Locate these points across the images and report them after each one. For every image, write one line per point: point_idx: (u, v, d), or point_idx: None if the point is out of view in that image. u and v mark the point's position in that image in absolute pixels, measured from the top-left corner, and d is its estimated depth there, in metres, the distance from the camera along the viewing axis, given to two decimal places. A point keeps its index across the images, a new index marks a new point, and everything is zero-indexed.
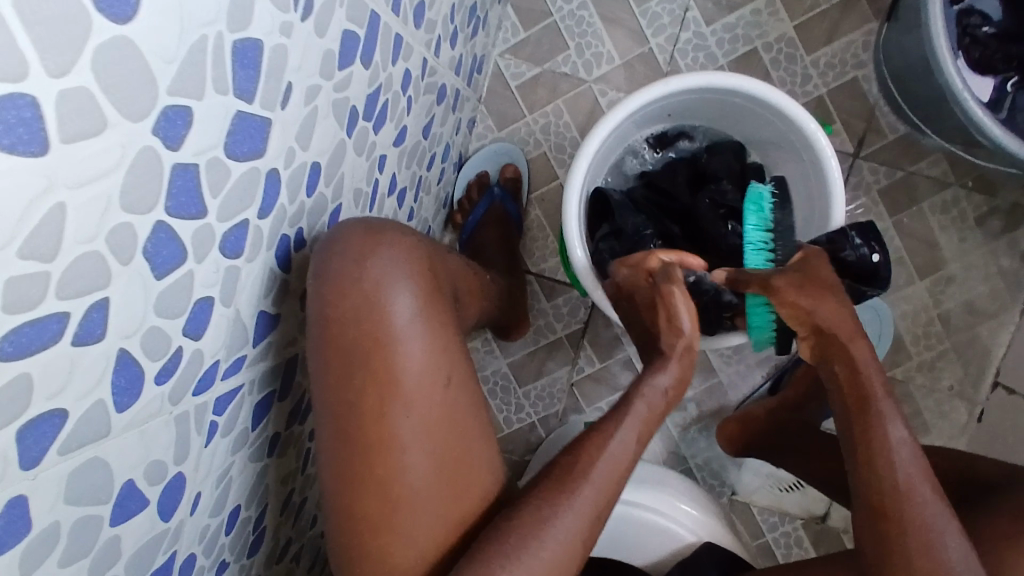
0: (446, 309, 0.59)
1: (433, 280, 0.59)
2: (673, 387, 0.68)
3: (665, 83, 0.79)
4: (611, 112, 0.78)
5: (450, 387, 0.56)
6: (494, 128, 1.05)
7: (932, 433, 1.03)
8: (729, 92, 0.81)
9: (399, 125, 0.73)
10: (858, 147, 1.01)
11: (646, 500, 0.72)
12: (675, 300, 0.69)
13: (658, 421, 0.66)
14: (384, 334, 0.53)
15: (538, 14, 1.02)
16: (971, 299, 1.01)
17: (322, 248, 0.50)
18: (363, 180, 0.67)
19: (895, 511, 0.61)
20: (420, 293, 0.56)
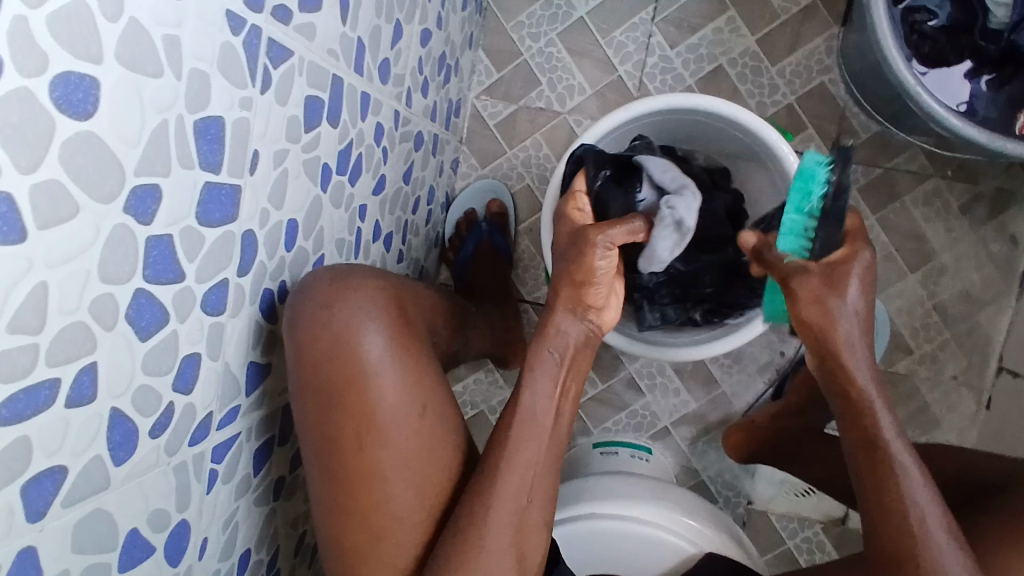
0: (417, 340, 0.62)
1: (403, 316, 0.62)
2: (583, 342, 0.66)
3: (626, 108, 0.82)
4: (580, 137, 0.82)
5: (426, 414, 0.58)
6: (478, 166, 1.09)
7: (943, 425, 1.03)
8: (692, 111, 0.84)
9: (377, 174, 0.77)
10: (833, 150, 1.02)
11: (640, 513, 0.72)
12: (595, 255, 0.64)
13: (578, 386, 0.66)
14: (358, 371, 0.56)
15: (508, 55, 1.07)
16: (966, 287, 1.01)
17: (294, 295, 0.54)
18: (343, 229, 0.71)
19: (913, 563, 0.58)
20: (391, 330, 0.59)
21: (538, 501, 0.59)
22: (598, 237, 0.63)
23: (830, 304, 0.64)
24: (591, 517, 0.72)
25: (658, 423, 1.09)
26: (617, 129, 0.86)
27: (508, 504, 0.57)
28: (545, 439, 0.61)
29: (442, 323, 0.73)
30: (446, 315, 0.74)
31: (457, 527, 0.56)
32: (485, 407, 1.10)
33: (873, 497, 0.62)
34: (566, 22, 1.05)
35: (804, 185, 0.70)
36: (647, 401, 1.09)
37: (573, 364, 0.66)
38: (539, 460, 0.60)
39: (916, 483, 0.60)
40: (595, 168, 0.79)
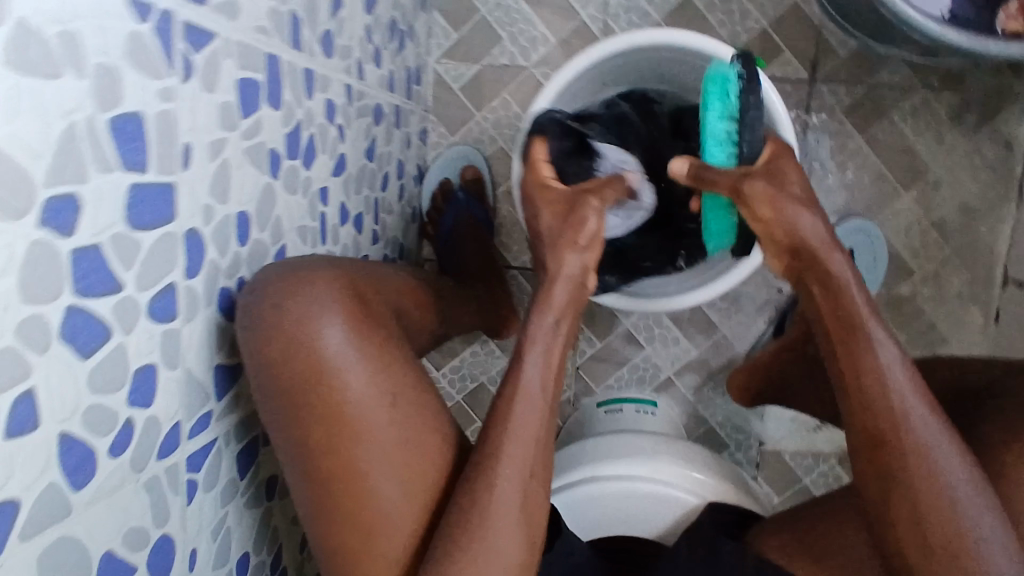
0: (379, 325, 0.59)
1: (361, 300, 0.59)
2: (562, 319, 0.66)
3: (580, 58, 0.79)
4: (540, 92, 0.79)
5: (398, 399, 0.57)
6: (448, 134, 1.05)
7: (951, 343, 1.00)
8: (653, 48, 0.80)
9: (335, 154, 0.74)
10: (813, 72, 0.97)
11: (640, 472, 0.70)
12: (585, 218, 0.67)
13: (562, 360, 0.66)
14: (321, 365, 0.53)
15: (464, 13, 1.02)
16: (964, 200, 0.97)
17: (247, 299, 0.52)
18: (305, 215, 0.68)
19: (895, 446, 0.57)
20: (349, 318, 0.56)
21: (538, 469, 0.59)
22: (594, 200, 0.69)
23: (784, 196, 0.63)
24: (592, 481, 0.70)
25: (661, 373, 1.07)
26: (577, 79, 0.82)
27: (510, 476, 0.57)
28: (536, 410, 0.61)
29: (413, 302, 0.70)
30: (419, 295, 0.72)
31: (460, 506, 0.56)
32: (486, 379, 1.10)
33: (849, 379, 0.60)
34: None
35: (717, 94, 0.72)
36: (647, 354, 1.07)
37: (550, 340, 0.64)
38: (528, 427, 0.60)
39: (901, 390, 0.58)
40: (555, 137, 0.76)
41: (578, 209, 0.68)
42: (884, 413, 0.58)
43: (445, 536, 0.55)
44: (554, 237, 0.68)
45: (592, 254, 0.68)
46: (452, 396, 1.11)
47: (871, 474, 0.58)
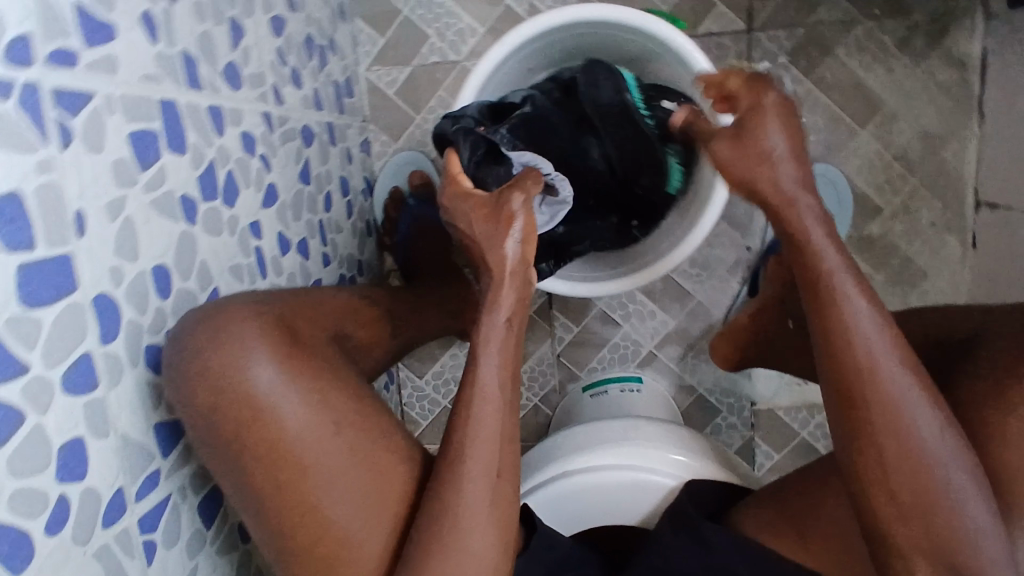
0: (314, 353, 0.58)
1: (293, 331, 0.58)
2: (513, 316, 0.64)
3: (489, 55, 0.75)
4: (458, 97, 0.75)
5: (343, 424, 0.56)
6: (391, 141, 1.03)
7: (932, 276, 0.97)
8: (567, 29, 0.76)
9: (261, 186, 0.73)
10: (749, 21, 0.94)
11: (610, 461, 0.69)
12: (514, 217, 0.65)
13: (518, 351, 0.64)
14: (255, 406, 0.52)
15: (387, 16, 0.99)
16: (924, 128, 0.94)
17: (171, 352, 0.50)
18: (236, 253, 0.67)
19: (860, 398, 0.55)
20: (280, 352, 0.55)
21: (506, 473, 0.59)
22: (519, 194, 0.66)
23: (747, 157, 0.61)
24: (563, 477, 0.69)
25: (642, 349, 1.05)
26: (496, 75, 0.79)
27: (475, 488, 0.56)
28: (495, 412, 0.59)
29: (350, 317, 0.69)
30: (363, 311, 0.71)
31: (428, 525, 0.56)
32: None
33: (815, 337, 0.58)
34: None
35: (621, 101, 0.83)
36: (625, 331, 1.05)
37: (499, 342, 0.63)
38: (489, 434, 0.59)
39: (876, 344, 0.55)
40: (469, 146, 0.73)
41: (504, 205, 0.66)
42: (858, 370, 0.55)
43: (414, 553, 0.55)
44: (487, 239, 0.66)
45: (529, 246, 0.66)
46: (439, 402, 1.11)
47: (841, 431, 0.56)
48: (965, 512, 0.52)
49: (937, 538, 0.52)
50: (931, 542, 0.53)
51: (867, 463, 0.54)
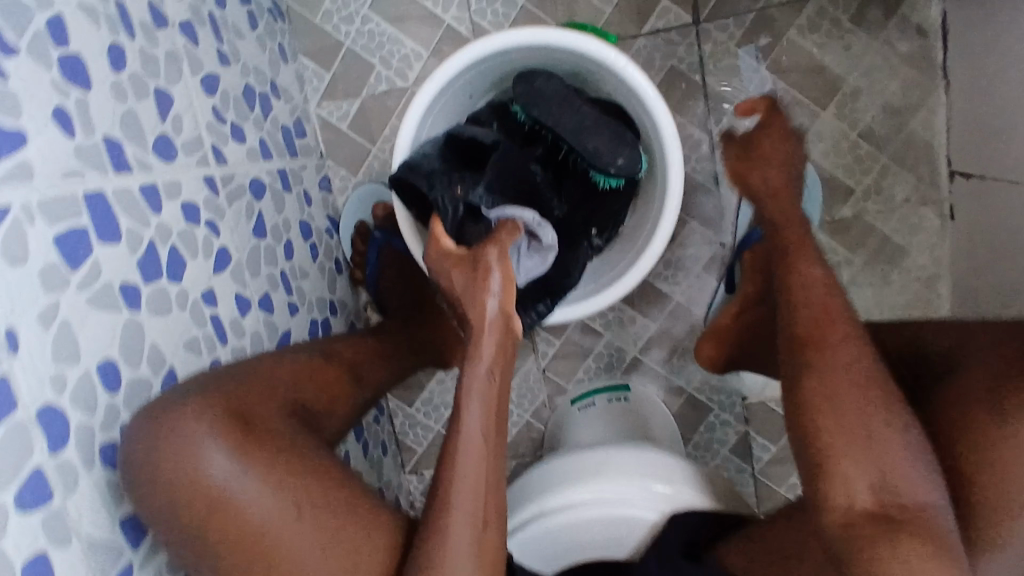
0: (266, 432, 0.58)
1: (243, 414, 0.59)
2: (496, 365, 0.64)
3: (420, 98, 0.71)
4: (395, 146, 0.72)
5: (304, 509, 0.55)
6: (350, 174, 1.02)
7: (912, 252, 0.94)
8: (500, 54, 0.73)
9: (211, 252, 0.72)
10: (696, 13, 0.91)
11: (590, 511, 0.66)
12: (493, 273, 0.65)
13: (502, 398, 0.64)
14: (211, 496, 0.53)
15: (330, 49, 0.98)
16: (887, 102, 0.91)
17: (163, 403, 0.56)
18: (190, 327, 0.66)
19: (817, 341, 0.62)
20: (229, 438, 0.55)
21: (493, 521, 0.58)
22: (493, 248, 0.66)
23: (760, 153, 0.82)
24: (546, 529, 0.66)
25: (627, 355, 1.04)
26: (431, 115, 0.75)
27: (461, 525, 0.56)
28: (475, 460, 0.59)
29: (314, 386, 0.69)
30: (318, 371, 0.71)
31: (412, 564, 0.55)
32: None
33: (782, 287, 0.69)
34: None
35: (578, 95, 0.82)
36: (608, 339, 1.04)
37: (482, 393, 0.62)
38: (473, 482, 0.58)
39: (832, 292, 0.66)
40: (449, 209, 0.70)
41: (481, 260, 0.66)
42: (818, 309, 0.65)
43: None
44: (465, 296, 0.66)
45: (509, 297, 0.66)
46: (432, 427, 1.12)
47: (797, 370, 0.62)
48: (909, 441, 0.55)
49: (878, 464, 0.55)
50: (872, 467, 0.55)
51: (813, 391, 0.60)
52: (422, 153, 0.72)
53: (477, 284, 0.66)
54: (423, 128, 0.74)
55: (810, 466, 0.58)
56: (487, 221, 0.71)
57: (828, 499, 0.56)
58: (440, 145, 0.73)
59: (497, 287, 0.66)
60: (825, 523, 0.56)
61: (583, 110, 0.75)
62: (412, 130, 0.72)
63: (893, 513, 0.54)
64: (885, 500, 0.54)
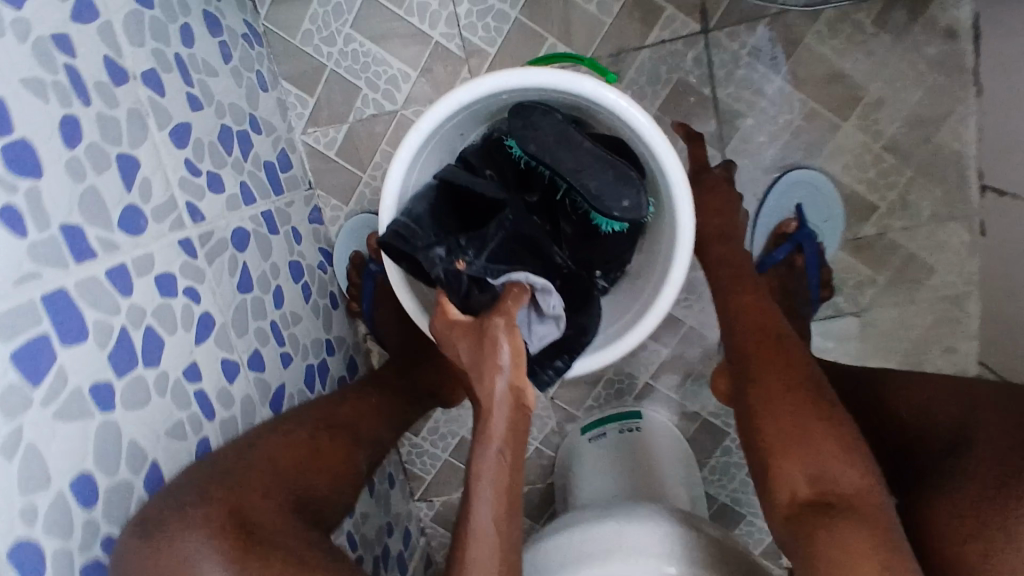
0: (266, 538, 0.54)
1: (244, 520, 0.55)
2: (507, 445, 0.60)
3: (404, 151, 0.65)
4: (379, 205, 0.66)
5: None
6: (342, 204, 0.96)
7: (939, 271, 0.88)
8: (490, 97, 0.66)
9: (193, 321, 0.68)
10: (704, 20, 0.82)
11: None
12: (499, 345, 0.58)
13: (517, 475, 0.60)
14: None
15: (312, 73, 0.91)
16: (912, 112, 0.83)
17: (161, 508, 0.53)
18: (172, 411, 0.63)
19: (763, 354, 0.69)
20: (229, 551, 0.51)
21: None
22: (500, 318, 0.59)
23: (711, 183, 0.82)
24: None
25: (638, 381, 1.00)
26: (417, 165, 0.69)
27: None
28: (494, 545, 0.56)
29: (315, 469, 0.64)
30: (328, 454, 0.66)
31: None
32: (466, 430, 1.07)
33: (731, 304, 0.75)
34: (354, 9, 0.88)
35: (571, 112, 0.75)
36: (618, 365, 1.00)
37: (493, 478, 0.58)
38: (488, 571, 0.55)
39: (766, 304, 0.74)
40: (449, 280, 0.65)
41: (487, 332, 0.59)
42: (759, 328, 0.72)
43: None
44: (472, 371, 0.60)
45: (520, 371, 0.59)
46: (439, 454, 1.08)
47: (743, 384, 0.69)
48: (840, 434, 0.61)
49: (813, 457, 0.60)
50: (807, 460, 0.61)
51: (758, 399, 0.66)
52: (410, 211, 0.67)
53: (483, 358, 0.59)
54: (409, 181, 0.68)
55: (761, 474, 0.64)
56: (493, 288, 0.65)
57: (777, 499, 0.62)
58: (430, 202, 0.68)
59: (507, 362, 0.58)
60: (777, 519, 0.61)
61: (584, 148, 0.69)
62: (397, 184, 0.66)
63: (831, 501, 0.58)
64: (818, 492, 0.59)
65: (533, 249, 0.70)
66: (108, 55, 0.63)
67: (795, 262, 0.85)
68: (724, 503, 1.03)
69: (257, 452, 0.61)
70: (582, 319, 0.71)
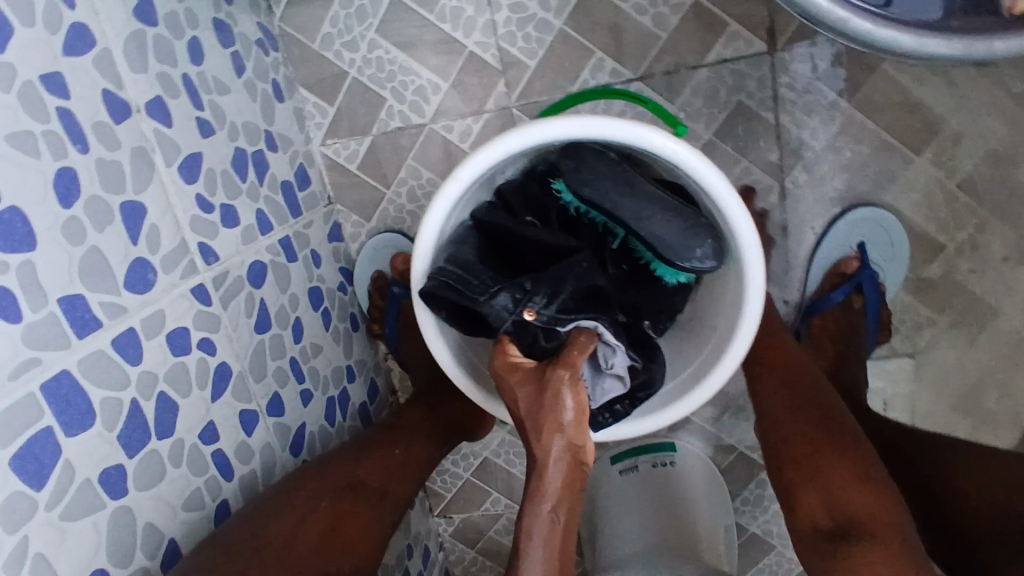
0: None
1: None
2: (560, 505, 0.54)
3: (446, 192, 0.58)
4: (415, 251, 0.60)
5: None
6: (363, 221, 0.91)
7: (1005, 313, 0.83)
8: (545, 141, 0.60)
9: (209, 376, 0.63)
10: (772, 41, 0.78)
11: None
12: (561, 392, 0.53)
13: (567, 540, 0.54)
14: None
15: (333, 80, 0.84)
16: (991, 147, 0.78)
17: None
18: (189, 481, 0.59)
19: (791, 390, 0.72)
20: None
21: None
22: (565, 371, 0.53)
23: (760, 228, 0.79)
24: None
25: None
26: (457, 206, 0.63)
27: None
28: None
29: (340, 545, 0.60)
30: (338, 519, 0.61)
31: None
32: (489, 454, 1.03)
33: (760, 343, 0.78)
34: (380, 12, 0.81)
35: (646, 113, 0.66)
36: None
37: (545, 539, 0.53)
38: None
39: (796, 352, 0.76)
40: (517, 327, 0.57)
41: (549, 383, 0.53)
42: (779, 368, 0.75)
43: None
44: (530, 426, 0.54)
45: (582, 427, 0.54)
46: (460, 474, 1.05)
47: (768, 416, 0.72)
48: (859, 468, 0.62)
49: (835, 487, 0.61)
50: (827, 490, 0.62)
51: (779, 432, 0.69)
52: (454, 258, 0.61)
53: (545, 413, 0.53)
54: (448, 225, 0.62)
55: (786, 507, 0.65)
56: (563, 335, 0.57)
57: (800, 526, 0.62)
58: (476, 249, 0.62)
59: (570, 417, 0.53)
60: (800, 548, 0.62)
61: (647, 193, 0.62)
62: (436, 229, 0.60)
63: (849, 530, 0.58)
64: (832, 520, 0.60)
65: (598, 293, 0.61)
66: (108, 89, 0.57)
67: (853, 303, 0.81)
68: (755, 534, 1.00)
69: (274, 531, 0.56)
70: (651, 367, 0.63)
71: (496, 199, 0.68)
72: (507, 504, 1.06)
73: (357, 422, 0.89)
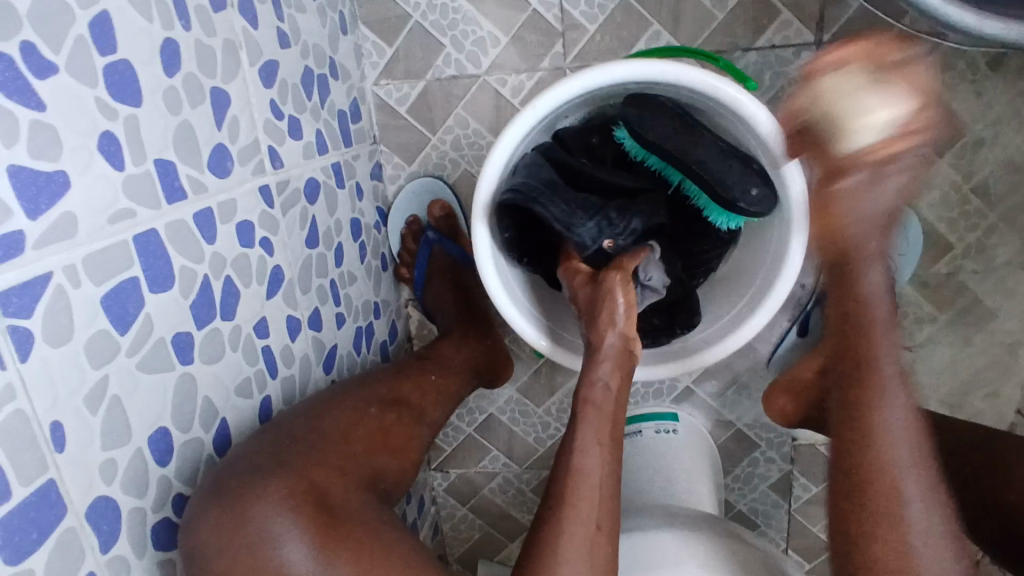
0: (344, 504, 0.53)
1: (320, 495, 0.52)
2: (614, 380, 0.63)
3: (520, 122, 0.64)
4: (483, 170, 0.65)
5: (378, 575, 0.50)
6: (404, 164, 0.93)
7: (1002, 315, 0.92)
8: (619, 83, 0.66)
9: (266, 274, 0.65)
10: (819, 30, 0.83)
11: None
12: (615, 287, 0.64)
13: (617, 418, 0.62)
14: None
15: (395, 21, 0.87)
16: (1010, 157, 0.85)
17: (238, 475, 0.50)
18: (242, 367, 0.60)
19: (871, 483, 0.61)
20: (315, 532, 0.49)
21: (607, 531, 0.56)
22: (617, 274, 0.65)
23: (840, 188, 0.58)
24: None
25: (679, 385, 1.00)
26: (525, 139, 0.69)
27: (576, 523, 0.55)
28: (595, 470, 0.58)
29: (384, 450, 0.63)
30: (382, 429, 0.64)
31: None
32: (494, 410, 1.05)
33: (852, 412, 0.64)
34: None
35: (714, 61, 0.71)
36: None
37: (598, 406, 0.62)
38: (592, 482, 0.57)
39: (898, 443, 0.62)
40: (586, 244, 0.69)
41: (605, 283, 0.65)
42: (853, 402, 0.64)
43: None
44: (589, 319, 0.65)
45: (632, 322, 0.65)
46: (464, 429, 1.06)
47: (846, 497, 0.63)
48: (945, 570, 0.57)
49: None
50: None
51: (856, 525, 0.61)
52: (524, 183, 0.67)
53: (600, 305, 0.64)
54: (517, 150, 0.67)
55: None
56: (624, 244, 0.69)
57: None
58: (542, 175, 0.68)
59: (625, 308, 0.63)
60: None
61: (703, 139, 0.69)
62: (506, 154, 0.65)
63: None
64: None
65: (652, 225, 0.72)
66: None
67: None
68: (742, 510, 1.06)
69: (330, 428, 0.60)
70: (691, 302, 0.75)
71: (561, 138, 0.74)
72: (506, 462, 1.08)
73: (378, 358, 0.90)
